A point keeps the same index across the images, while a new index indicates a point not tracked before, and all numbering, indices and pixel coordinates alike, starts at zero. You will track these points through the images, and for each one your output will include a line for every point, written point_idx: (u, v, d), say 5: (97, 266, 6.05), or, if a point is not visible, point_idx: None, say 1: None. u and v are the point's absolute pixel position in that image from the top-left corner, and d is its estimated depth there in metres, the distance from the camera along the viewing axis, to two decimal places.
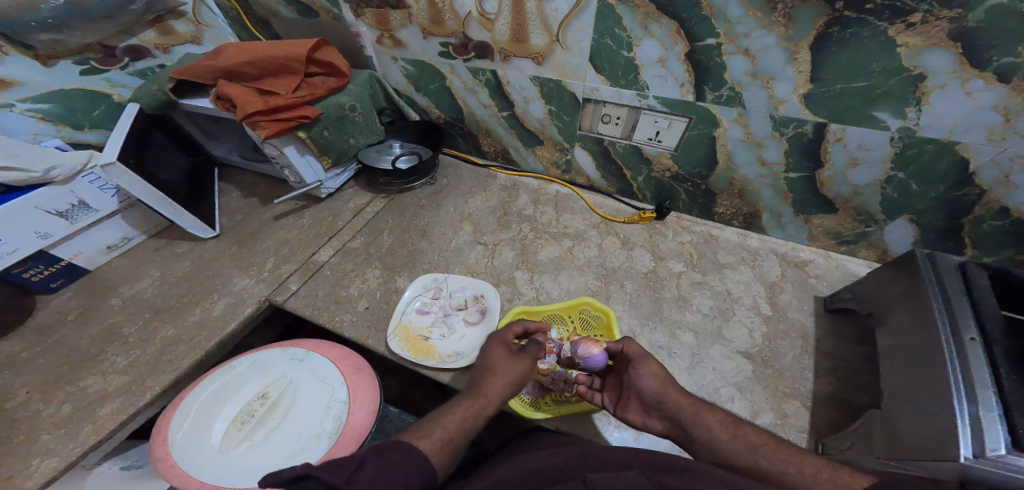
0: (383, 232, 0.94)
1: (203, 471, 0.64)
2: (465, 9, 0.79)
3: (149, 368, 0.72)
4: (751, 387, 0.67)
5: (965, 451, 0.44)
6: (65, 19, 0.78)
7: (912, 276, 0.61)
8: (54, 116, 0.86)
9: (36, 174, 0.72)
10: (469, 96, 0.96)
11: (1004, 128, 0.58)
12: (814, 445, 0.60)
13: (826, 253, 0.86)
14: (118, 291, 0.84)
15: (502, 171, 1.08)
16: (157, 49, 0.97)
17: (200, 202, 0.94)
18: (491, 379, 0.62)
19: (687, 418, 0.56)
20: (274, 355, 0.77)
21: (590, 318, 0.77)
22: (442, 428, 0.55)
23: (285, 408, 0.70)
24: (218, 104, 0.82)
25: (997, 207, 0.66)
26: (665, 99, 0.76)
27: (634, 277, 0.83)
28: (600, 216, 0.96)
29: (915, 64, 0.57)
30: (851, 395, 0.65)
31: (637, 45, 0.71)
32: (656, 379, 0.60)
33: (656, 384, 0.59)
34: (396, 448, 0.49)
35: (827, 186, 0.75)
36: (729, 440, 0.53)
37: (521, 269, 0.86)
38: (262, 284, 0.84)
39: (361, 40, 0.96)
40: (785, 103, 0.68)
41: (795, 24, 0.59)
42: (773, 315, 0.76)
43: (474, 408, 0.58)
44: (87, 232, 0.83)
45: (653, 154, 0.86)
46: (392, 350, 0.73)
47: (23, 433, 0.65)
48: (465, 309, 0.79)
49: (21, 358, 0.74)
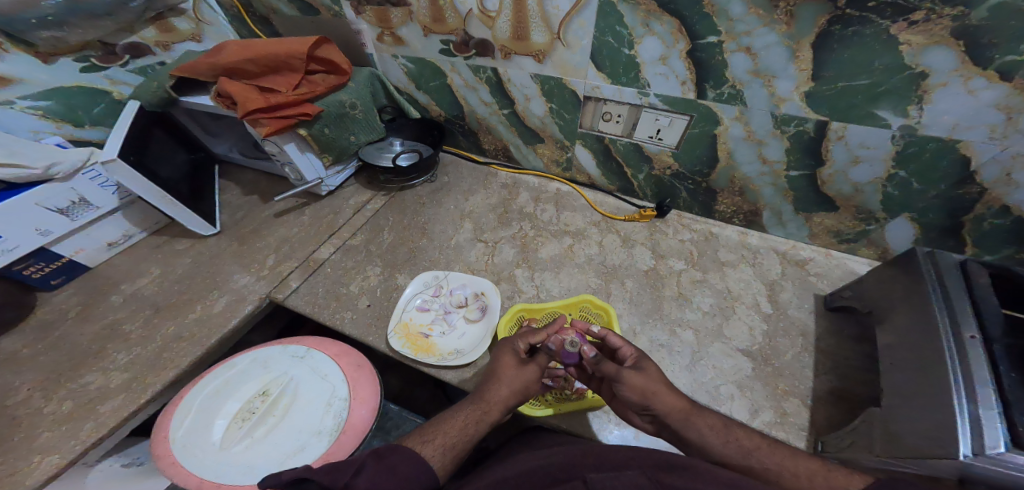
0: (384, 230, 0.94)
1: (204, 468, 0.64)
2: (466, 6, 0.79)
3: (151, 365, 0.73)
4: (751, 385, 0.67)
5: (965, 449, 0.44)
6: (64, 16, 0.77)
7: (911, 275, 0.61)
8: (55, 113, 0.86)
9: (36, 171, 0.71)
10: (469, 94, 0.96)
11: (1006, 126, 0.58)
12: (813, 443, 0.60)
13: (826, 251, 0.86)
14: (118, 288, 0.84)
15: (503, 169, 1.08)
16: (157, 47, 0.96)
17: (201, 199, 0.93)
18: (495, 385, 0.60)
19: (676, 423, 0.54)
20: (274, 352, 0.77)
21: (590, 315, 0.78)
22: (444, 433, 0.54)
23: (286, 406, 0.70)
24: (218, 101, 0.82)
25: (998, 205, 0.66)
26: (667, 97, 0.76)
27: (635, 275, 0.84)
28: (600, 214, 0.96)
29: (917, 63, 0.57)
30: (851, 393, 0.65)
31: (638, 43, 0.71)
32: (637, 392, 0.56)
33: (636, 400, 0.56)
34: (397, 453, 0.49)
35: (828, 184, 0.75)
36: (722, 445, 0.52)
37: (522, 267, 0.86)
38: (263, 281, 0.84)
39: (362, 37, 0.96)
40: (786, 101, 0.68)
41: (798, 22, 0.59)
42: (773, 313, 0.76)
43: (477, 414, 0.57)
44: (87, 229, 0.83)
45: (653, 152, 0.86)
46: (392, 347, 0.73)
47: (23, 431, 0.65)
48: (465, 307, 0.80)
49: (22, 355, 0.74)
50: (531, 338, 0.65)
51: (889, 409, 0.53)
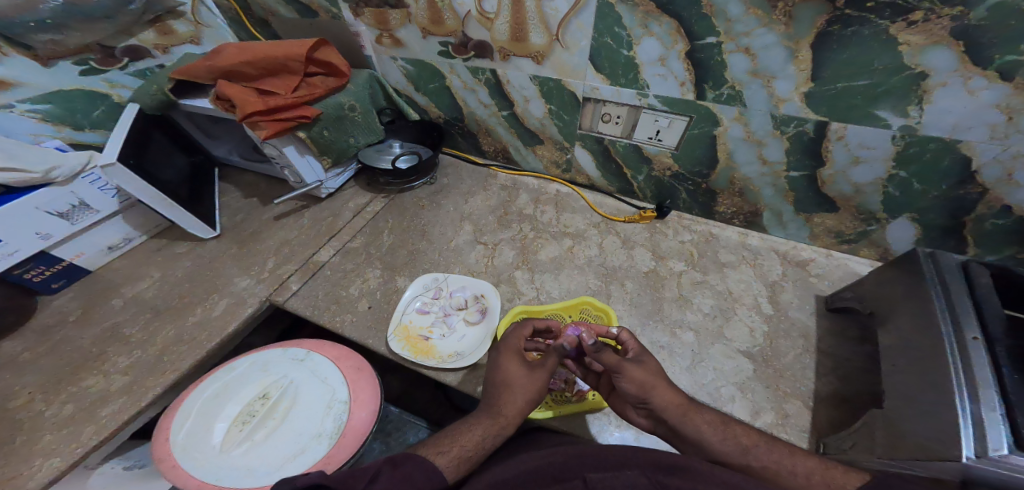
0: (383, 232, 0.94)
1: (205, 471, 0.64)
2: (465, 8, 0.79)
3: (151, 368, 0.73)
4: (751, 387, 0.66)
5: (967, 451, 0.44)
6: (63, 20, 0.78)
7: (913, 275, 0.60)
8: (54, 116, 0.86)
9: (36, 174, 0.72)
10: (468, 96, 0.96)
11: (1007, 126, 0.57)
12: (814, 445, 0.60)
13: (827, 252, 0.86)
14: (119, 291, 0.85)
15: (502, 171, 1.08)
16: (156, 49, 0.97)
17: (200, 202, 0.94)
18: (511, 397, 0.59)
19: (673, 418, 0.54)
20: (274, 354, 0.77)
21: (590, 317, 0.77)
22: (460, 445, 0.54)
23: (286, 409, 0.70)
24: (217, 104, 0.82)
25: (999, 206, 0.66)
26: (666, 98, 0.76)
27: (635, 276, 0.83)
28: (600, 216, 0.96)
29: (916, 63, 0.57)
30: (852, 395, 0.65)
31: (637, 44, 0.71)
32: (635, 384, 0.56)
33: (634, 393, 0.56)
34: (412, 461, 0.48)
35: (828, 185, 0.75)
36: (720, 441, 0.52)
37: (521, 269, 0.86)
38: (262, 284, 0.84)
39: (360, 40, 0.96)
40: (785, 102, 0.67)
41: (796, 23, 0.59)
42: (774, 314, 0.76)
43: (493, 428, 0.57)
44: (87, 232, 0.83)
45: (653, 153, 0.86)
46: (392, 350, 0.73)
47: (24, 434, 0.65)
48: (465, 309, 0.79)
49: (23, 358, 0.74)
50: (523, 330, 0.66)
51: (893, 411, 0.52)
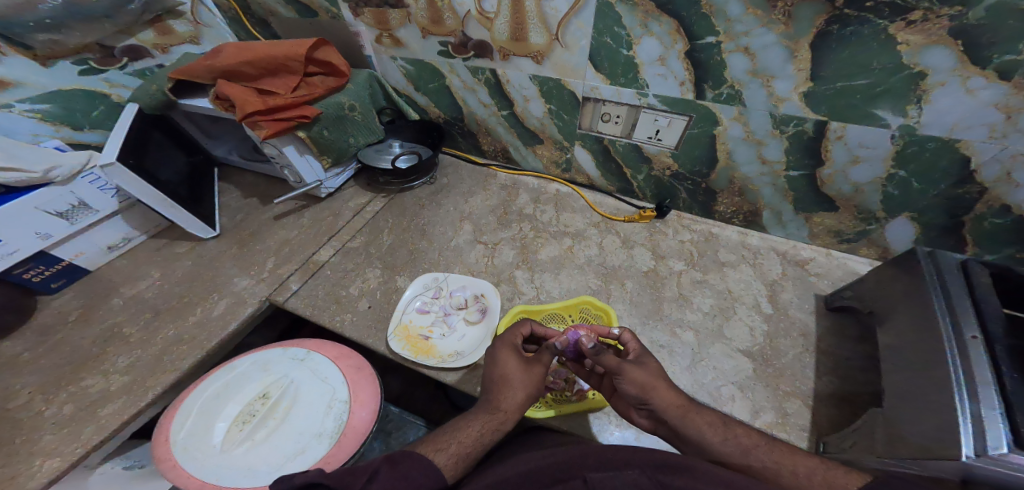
0: (383, 232, 0.94)
1: (206, 470, 0.64)
2: (464, 8, 0.79)
3: (151, 368, 0.73)
4: (751, 387, 0.66)
5: (966, 450, 0.44)
6: (63, 19, 0.78)
7: (912, 274, 0.60)
8: (54, 116, 0.85)
9: (37, 175, 0.72)
10: (468, 96, 0.96)
11: (1006, 125, 0.58)
12: (814, 445, 0.60)
13: (827, 251, 0.86)
14: (119, 291, 0.85)
15: (502, 171, 1.08)
16: (156, 49, 0.97)
17: (200, 202, 0.93)
18: (510, 392, 0.59)
19: (673, 419, 0.54)
20: (274, 354, 0.77)
21: (590, 317, 0.78)
22: (459, 442, 0.54)
23: (286, 409, 0.70)
24: (217, 104, 0.82)
25: (998, 205, 0.66)
26: (666, 98, 0.76)
27: (635, 276, 0.83)
28: (600, 215, 0.96)
29: (915, 62, 0.57)
30: (852, 394, 0.65)
31: (636, 43, 0.71)
32: (636, 385, 0.56)
33: (634, 395, 0.56)
34: (410, 459, 0.48)
35: (827, 184, 0.75)
36: (721, 443, 0.52)
37: (521, 268, 0.86)
38: (262, 284, 0.84)
39: (360, 39, 0.96)
40: (785, 101, 0.67)
41: (796, 22, 0.59)
42: (774, 314, 0.76)
43: (492, 424, 0.56)
44: (86, 232, 0.83)
45: (653, 152, 0.86)
46: (393, 349, 0.73)
47: (24, 434, 0.65)
48: (465, 309, 0.79)
49: (23, 358, 0.74)
50: (522, 330, 0.66)
51: (893, 410, 0.52)
